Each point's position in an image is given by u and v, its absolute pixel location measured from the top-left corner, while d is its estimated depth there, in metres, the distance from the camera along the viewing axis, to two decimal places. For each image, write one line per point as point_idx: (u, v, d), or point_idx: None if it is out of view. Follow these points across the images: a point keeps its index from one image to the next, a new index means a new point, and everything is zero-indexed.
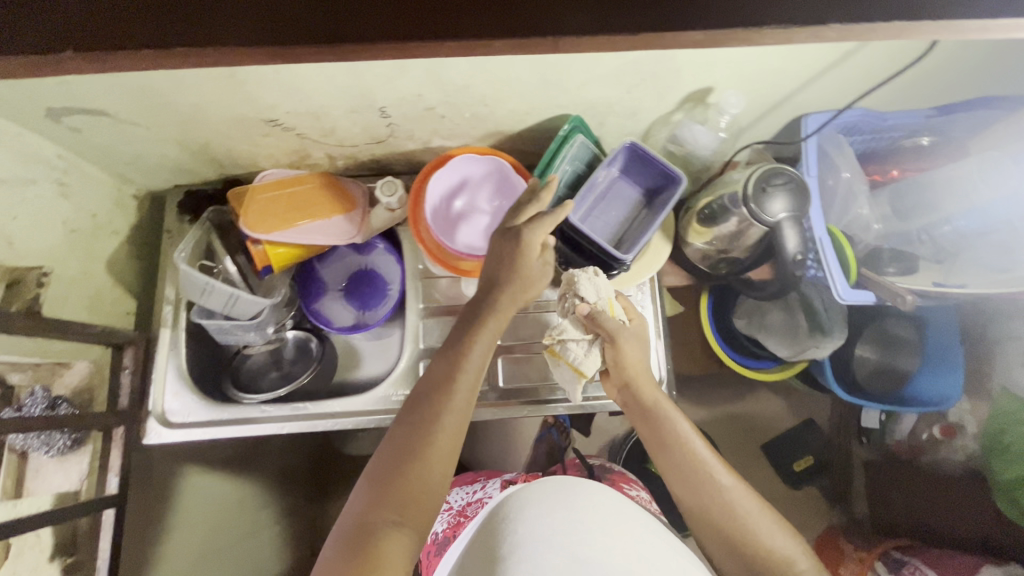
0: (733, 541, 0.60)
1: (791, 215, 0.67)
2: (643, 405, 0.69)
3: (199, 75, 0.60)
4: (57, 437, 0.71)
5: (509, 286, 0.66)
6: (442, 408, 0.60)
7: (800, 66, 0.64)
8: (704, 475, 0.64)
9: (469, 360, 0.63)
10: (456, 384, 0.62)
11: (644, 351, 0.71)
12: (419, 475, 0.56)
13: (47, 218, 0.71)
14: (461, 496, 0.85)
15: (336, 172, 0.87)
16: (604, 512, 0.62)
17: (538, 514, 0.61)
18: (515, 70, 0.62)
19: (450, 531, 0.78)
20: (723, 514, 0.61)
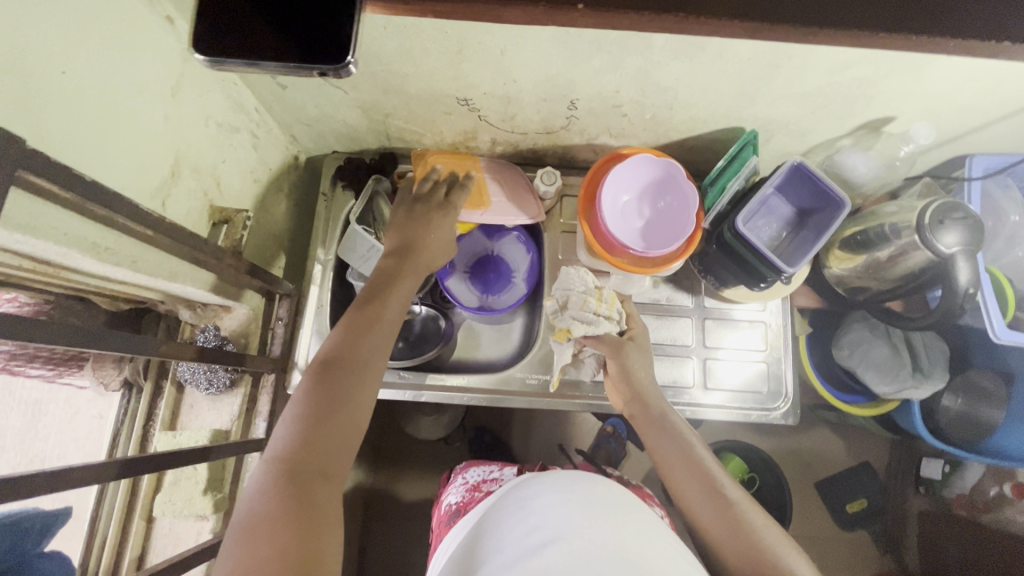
0: (744, 542, 0.59)
1: (964, 248, 0.68)
2: (650, 417, 0.73)
3: (432, 46, 0.63)
4: (219, 374, 0.74)
5: (411, 252, 0.69)
6: (349, 371, 0.56)
7: (995, 106, 0.66)
8: (711, 480, 0.64)
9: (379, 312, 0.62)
10: (371, 348, 0.59)
11: (647, 368, 0.77)
12: (329, 451, 0.52)
13: (241, 165, 0.74)
14: (479, 473, 0.90)
15: (491, 157, 0.90)
16: (609, 496, 0.63)
17: (544, 484, 0.66)
18: (725, 76, 0.65)
19: (462, 505, 0.81)
20: (733, 514, 0.61)
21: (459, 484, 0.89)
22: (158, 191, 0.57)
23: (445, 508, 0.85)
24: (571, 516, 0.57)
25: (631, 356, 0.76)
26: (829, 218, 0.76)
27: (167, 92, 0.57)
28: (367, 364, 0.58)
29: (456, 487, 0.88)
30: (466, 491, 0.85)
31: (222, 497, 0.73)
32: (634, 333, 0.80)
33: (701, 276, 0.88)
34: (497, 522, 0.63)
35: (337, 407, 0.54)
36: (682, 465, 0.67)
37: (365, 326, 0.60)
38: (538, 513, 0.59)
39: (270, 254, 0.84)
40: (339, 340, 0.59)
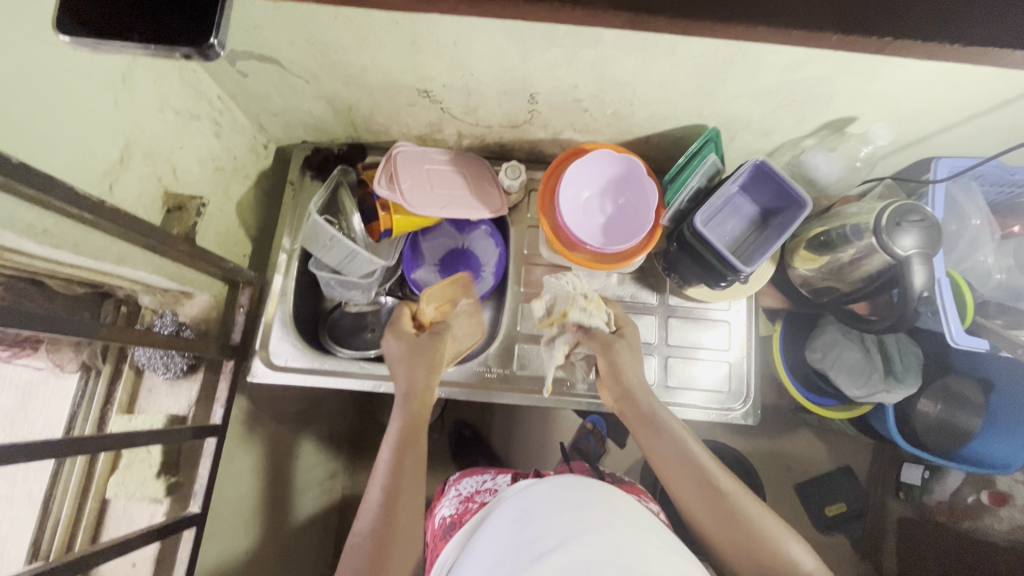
0: (742, 537, 0.59)
1: (920, 251, 0.67)
2: (642, 415, 0.71)
3: (383, 36, 0.63)
4: (176, 360, 0.76)
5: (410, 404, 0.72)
6: (410, 460, 0.67)
7: (954, 107, 0.65)
8: (702, 474, 0.64)
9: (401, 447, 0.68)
10: (412, 469, 0.66)
11: (638, 365, 0.75)
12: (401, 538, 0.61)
13: (202, 152, 0.74)
14: (472, 484, 0.91)
15: (459, 150, 0.90)
16: (604, 502, 0.64)
17: (541, 492, 0.66)
18: (679, 72, 0.64)
19: (456, 518, 0.82)
20: (728, 508, 0.61)
21: (453, 497, 0.90)
22: (106, 176, 0.58)
23: (440, 521, 0.86)
24: (569, 524, 0.58)
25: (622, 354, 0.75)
26: (790, 218, 0.76)
27: (117, 78, 0.58)
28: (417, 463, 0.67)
29: (450, 500, 0.89)
30: (459, 503, 0.86)
31: (175, 481, 0.74)
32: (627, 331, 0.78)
33: (666, 275, 0.87)
34: (496, 530, 0.63)
35: (391, 531, 0.61)
36: (677, 467, 0.65)
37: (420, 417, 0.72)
38: (535, 522, 0.59)
39: (237, 243, 0.85)
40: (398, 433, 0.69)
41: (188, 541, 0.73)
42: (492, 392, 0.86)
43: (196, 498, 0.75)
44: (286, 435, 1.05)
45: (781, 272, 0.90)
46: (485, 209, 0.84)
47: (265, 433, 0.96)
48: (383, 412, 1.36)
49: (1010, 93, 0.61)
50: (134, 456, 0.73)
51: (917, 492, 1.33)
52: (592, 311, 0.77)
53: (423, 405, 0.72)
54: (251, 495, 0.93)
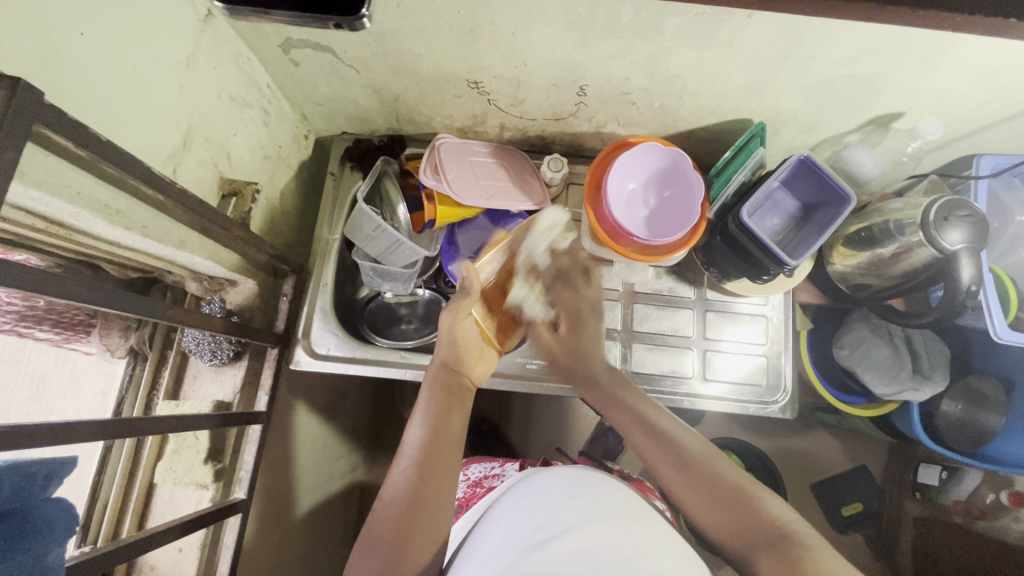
0: (717, 496, 0.57)
1: (968, 246, 0.68)
2: (610, 397, 0.72)
3: (443, 25, 0.63)
4: (224, 346, 0.75)
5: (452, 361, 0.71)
6: (445, 424, 0.62)
7: (1003, 102, 0.66)
8: (675, 446, 0.62)
9: (439, 404, 0.65)
10: (450, 432, 0.62)
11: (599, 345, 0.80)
12: (435, 501, 0.57)
13: (252, 140, 0.75)
14: (480, 470, 0.92)
15: (499, 143, 0.90)
16: (610, 496, 0.62)
17: (550, 483, 0.65)
18: (733, 65, 0.65)
19: (463, 501, 0.83)
20: (700, 470, 0.59)
21: (461, 481, 0.91)
22: (170, 159, 0.58)
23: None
24: (579, 513, 0.57)
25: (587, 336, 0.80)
26: (834, 213, 0.77)
27: (183, 62, 0.58)
28: (453, 432, 0.62)
29: (459, 484, 0.90)
30: (467, 488, 0.86)
31: (221, 467, 0.74)
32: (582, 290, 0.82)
33: (704, 268, 0.88)
34: (501, 523, 0.62)
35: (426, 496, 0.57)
36: (644, 438, 0.65)
37: (454, 387, 0.68)
38: (543, 513, 0.58)
39: (279, 231, 0.85)
40: (431, 402, 0.65)
41: (234, 527, 0.74)
42: (534, 383, 0.87)
43: (241, 485, 0.76)
44: (316, 426, 1.05)
45: (818, 268, 0.90)
46: (528, 200, 0.85)
47: (297, 422, 0.96)
48: (405, 406, 1.36)
49: None
50: (181, 442, 0.73)
51: (934, 492, 1.33)
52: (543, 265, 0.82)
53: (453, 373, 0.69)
54: (284, 485, 0.93)
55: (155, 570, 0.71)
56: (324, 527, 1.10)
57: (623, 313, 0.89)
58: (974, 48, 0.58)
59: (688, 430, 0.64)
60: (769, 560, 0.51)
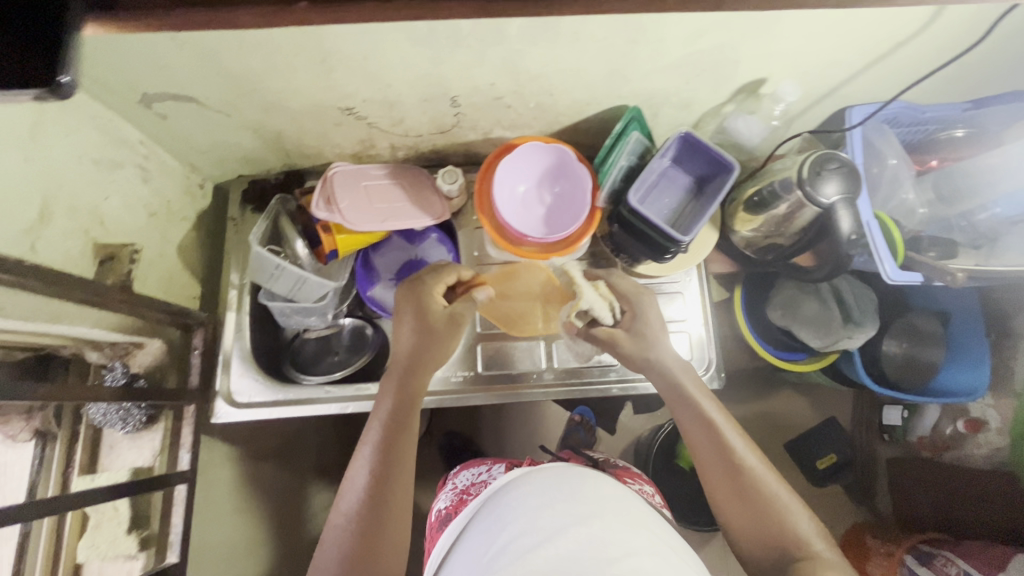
0: (759, 515, 0.60)
1: (844, 197, 0.71)
2: (668, 388, 0.69)
3: (292, 58, 0.63)
4: (134, 412, 0.74)
5: (419, 367, 0.69)
6: (402, 434, 0.64)
7: (852, 56, 0.68)
8: (725, 447, 0.64)
9: (395, 412, 0.66)
10: (401, 442, 0.64)
11: (671, 353, 0.71)
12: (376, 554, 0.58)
13: (130, 199, 0.73)
14: (469, 477, 0.89)
15: (396, 163, 0.90)
16: (596, 491, 0.66)
17: (531, 482, 0.68)
18: (587, 56, 0.66)
19: (451, 509, 0.81)
20: (748, 483, 0.62)
21: (450, 490, 0.88)
22: (25, 236, 0.57)
23: (437, 513, 0.85)
24: (560, 516, 0.59)
25: (624, 345, 0.71)
26: (721, 184, 0.78)
27: (26, 135, 0.57)
28: (398, 474, 0.62)
29: (448, 493, 0.87)
30: (455, 495, 0.85)
31: (148, 534, 0.74)
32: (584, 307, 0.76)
33: (615, 256, 0.89)
34: (486, 525, 0.64)
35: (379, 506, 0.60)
36: (710, 449, 0.64)
37: (409, 393, 0.68)
38: (525, 515, 0.61)
39: (184, 285, 0.84)
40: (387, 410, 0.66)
41: None
42: (460, 394, 0.86)
43: (174, 548, 0.74)
44: (268, 472, 1.04)
45: (726, 237, 0.92)
46: (428, 216, 0.85)
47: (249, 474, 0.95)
48: None
49: (904, 33, 0.64)
50: (101, 516, 0.71)
51: (899, 432, 1.38)
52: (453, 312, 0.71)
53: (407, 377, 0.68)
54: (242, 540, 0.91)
55: None
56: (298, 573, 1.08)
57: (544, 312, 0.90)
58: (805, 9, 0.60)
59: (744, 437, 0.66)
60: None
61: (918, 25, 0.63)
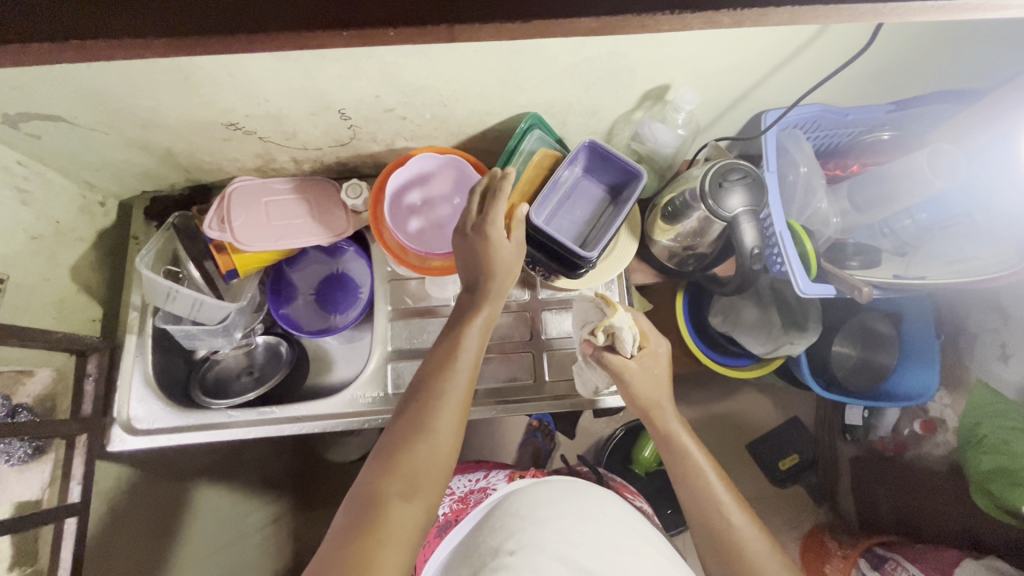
0: (734, 574, 0.62)
1: (748, 209, 0.67)
2: (666, 441, 0.72)
3: (149, 76, 0.60)
4: (16, 447, 0.70)
5: (498, 272, 0.65)
6: (456, 352, 0.63)
7: (752, 62, 0.65)
8: (713, 505, 0.66)
9: (466, 341, 0.63)
10: (449, 360, 0.62)
11: (658, 385, 0.72)
12: (412, 474, 0.55)
13: (6, 224, 0.70)
14: (464, 484, 0.86)
15: (304, 176, 0.87)
16: (602, 509, 0.68)
17: (554, 486, 0.70)
18: (469, 67, 0.63)
19: (451, 516, 0.78)
20: (727, 544, 0.64)
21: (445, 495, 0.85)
22: None
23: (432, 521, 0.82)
24: (565, 534, 0.62)
25: (633, 382, 0.71)
26: (631, 193, 0.76)
27: None
28: (445, 391, 0.60)
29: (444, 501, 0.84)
30: (451, 502, 0.81)
31: (32, 572, 0.70)
32: (648, 346, 0.72)
33: (530, 269, 0.85)
34: (495, 524, 0.67)
35: (424, 425, 0.58)
36: (692, 498, 0.67)
37: (472, 307, 0.66)
38: (541, 522, 0.64)
39: (80, 309, 0.81)
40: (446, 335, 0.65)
41: None
42: (367, 418, 0.82)
43: None
44: None
45: (650, 247, 0.88)
46: (328, 234, 0.82)
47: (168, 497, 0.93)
48: None
49: (798, 40, 0.60)
50: None
51: (862, 432, 1.34)
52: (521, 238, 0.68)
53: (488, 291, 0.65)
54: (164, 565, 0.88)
55: None
56: None
57: None
58: None
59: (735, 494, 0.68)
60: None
61: (811, 31, 0.59)
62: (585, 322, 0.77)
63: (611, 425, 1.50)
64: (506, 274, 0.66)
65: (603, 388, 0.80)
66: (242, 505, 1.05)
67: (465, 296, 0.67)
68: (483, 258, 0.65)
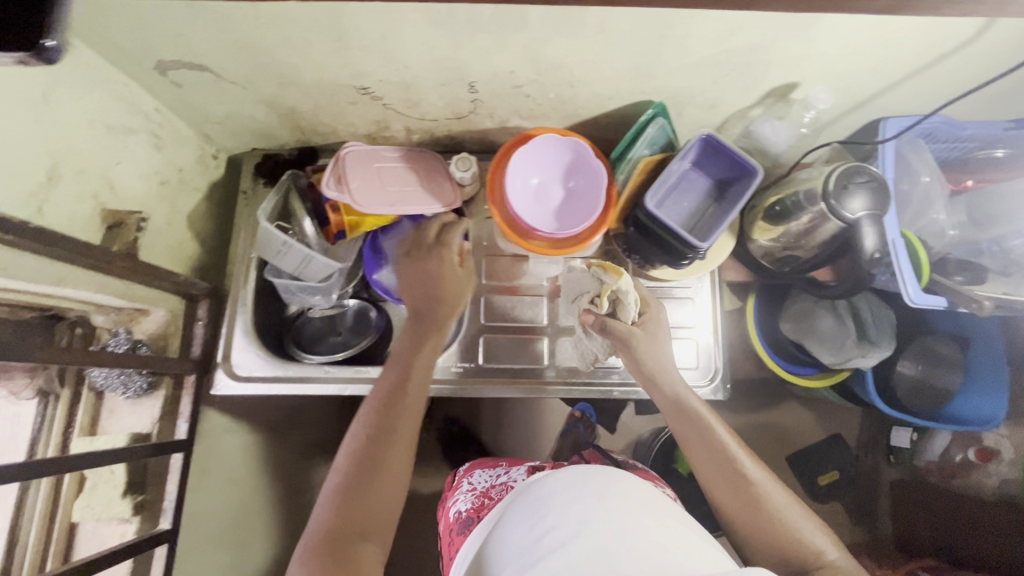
0: (766, 528, 0.60)
1: (870, 213, 0.67)
2: (675, 408, 0.69)
3: (308, 33, 0.62)
4: (135, 378, 0.75)
5: (447, 303, 0.75)
6: (405, 387, 0.67)
7: (891, 64, 0.65)
8: (731, 463, 0.64)
9: (416, 368, 0.69)
10: (407, 394, 0.66)
11: (661, 351, 0.72)
12: (361, 513, 0.58)
13: (143, 167, 0.73)
14: (485, 479, 0.84)
15: (410, 147, 0.89)
16: (628, 494, 0.58)
17: (563, 477, 0.62)
18: (612, 48, 0.64)
19: (473, 512, 0.76)
20: (752, 496, 0.62)
21: (467, 490, 0.83)
22: (33, 198, 0.57)
23: (456, 516, 0.81)
24: (585, 514, 0.53)
25: (641, 346, 0.71)
26: (744, 188, 0.75)
27: (37, 95, 0.57)
28: (396, 426, 0.64)
29: (464, 494, 0.82)
30: (474, 497, 0.80)
31: (142, 500, 0.74)
32: (647, 316, 0.75)
33: (626, 256, 0.86)
34: (515, 516, 0.60)
35: (377, 461, 0.61)
36: (713, 465, 0.65)
37: (423, 334, 0.72)
38: (555, 508, 0.56)
39: (192, 256, 0.84)
40: (387, 373, 0.68)
41: (160, 559, 0.73)
42: (459, 386, 0.85)
43: (166, 515, 0.75)
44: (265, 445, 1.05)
45: (743, 245, 0.89)
46: (439, 202, 0.83)
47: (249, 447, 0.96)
48: None
49: (948, 43, 0.61)
50: (97, 478, 0.72)
51: (907, 454, 1.31)
52: (471, 267, 0.80)
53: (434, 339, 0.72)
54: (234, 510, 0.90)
55: None
56: None
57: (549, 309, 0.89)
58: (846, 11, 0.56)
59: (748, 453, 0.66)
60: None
61: (971, 30, 0.59)
62: (582, 295, 0.80)
63: (656, 423, 1.50)
64: (453, 304, 0.75)
65: (602, 357, 0.82)
66: None
67: (401, 348, 0.71)
68: (439, 283, 0.75)
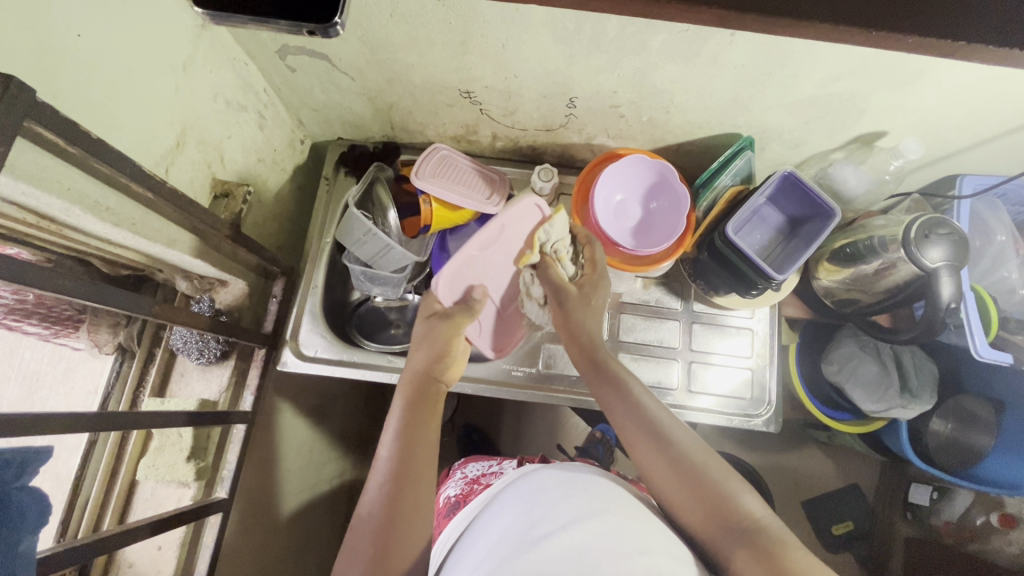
0: (699, 489, 0.54)
1: (948, 264, 0.69)
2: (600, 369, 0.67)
3: (433, 36, 0.65)
4: (211, 346, 0.76)
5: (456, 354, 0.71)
6: (419, 429, 0.60)
7: (982, 124, 0.68)
8: (653, 424, 0.60)
9: (424, 426, 0.61)
10: (422, 452, 0.58)
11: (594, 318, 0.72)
12: (408, 546, 0.52)
13: (246, 143, 0.76)
14: (479, 469, 0.84)
15: (492, 152, 0.92)
16: (611, 494, 0.58)
17: (545, 474, 0.61)
18: (718, 81, 0.67)
19: (462, 498, 0.74)
20: (685, 463, 0.56)
21: (459, 479, 0.82)
22: (162, 159, 0.59)
23: (444, 501, 0.79)
24: (575, 510, 0.53)
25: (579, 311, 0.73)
26: (820, 228, 0.75)
27: (179, 65, 0.60)
28: (421, 483, 0.56)
29: (455, 482, 0.82)
30: (465, 484, 0.78)
31: (204, 466, 0.75)
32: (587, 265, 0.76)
33: (691, 280, 0.89)
34: (496, 515, 0.58)
35: (405, 521, 0.53)
36: (635, 423, 0.61)
37: (428, 394, 0.65)
38: (541, 504, 0.55)
39: (271, 233, 0.87)
40: (405, 410, 0.62)
41: (214, 526, 0.74)
42: (518, 390, 0.87)
43: (223, 484, 0.76)
44: None
45: (805, 282, 0.91)
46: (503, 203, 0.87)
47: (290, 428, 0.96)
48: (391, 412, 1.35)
49: None
50: (165, 440, 0.73)
51: (924, 513, 1.23)
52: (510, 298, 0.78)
53: (428, 381, 0.67)
54: (273, 488, 0.89)
55: (133, 567, 0.72)
56: (315, 534, 1.04)
57: (611, 322, 0.91)
58: (952, 71, 0.60)
59: (675, 420, 0.61)
60: (745, 558, 0.49)
61: None
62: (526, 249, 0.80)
63: None
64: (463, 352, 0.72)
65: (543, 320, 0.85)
66: (329, 453, 1.08)
67: (414, 392, 0.64)
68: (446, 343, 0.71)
